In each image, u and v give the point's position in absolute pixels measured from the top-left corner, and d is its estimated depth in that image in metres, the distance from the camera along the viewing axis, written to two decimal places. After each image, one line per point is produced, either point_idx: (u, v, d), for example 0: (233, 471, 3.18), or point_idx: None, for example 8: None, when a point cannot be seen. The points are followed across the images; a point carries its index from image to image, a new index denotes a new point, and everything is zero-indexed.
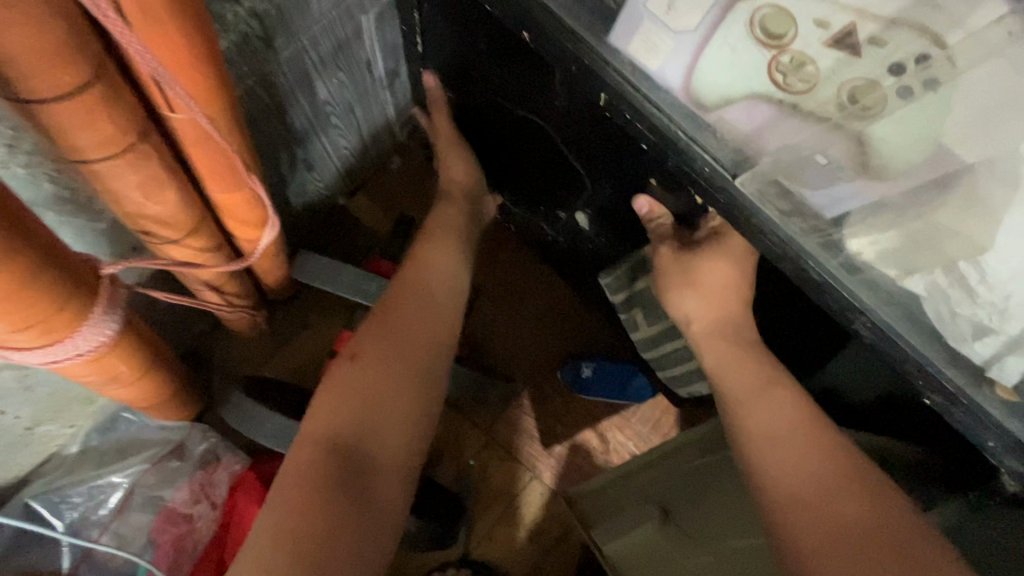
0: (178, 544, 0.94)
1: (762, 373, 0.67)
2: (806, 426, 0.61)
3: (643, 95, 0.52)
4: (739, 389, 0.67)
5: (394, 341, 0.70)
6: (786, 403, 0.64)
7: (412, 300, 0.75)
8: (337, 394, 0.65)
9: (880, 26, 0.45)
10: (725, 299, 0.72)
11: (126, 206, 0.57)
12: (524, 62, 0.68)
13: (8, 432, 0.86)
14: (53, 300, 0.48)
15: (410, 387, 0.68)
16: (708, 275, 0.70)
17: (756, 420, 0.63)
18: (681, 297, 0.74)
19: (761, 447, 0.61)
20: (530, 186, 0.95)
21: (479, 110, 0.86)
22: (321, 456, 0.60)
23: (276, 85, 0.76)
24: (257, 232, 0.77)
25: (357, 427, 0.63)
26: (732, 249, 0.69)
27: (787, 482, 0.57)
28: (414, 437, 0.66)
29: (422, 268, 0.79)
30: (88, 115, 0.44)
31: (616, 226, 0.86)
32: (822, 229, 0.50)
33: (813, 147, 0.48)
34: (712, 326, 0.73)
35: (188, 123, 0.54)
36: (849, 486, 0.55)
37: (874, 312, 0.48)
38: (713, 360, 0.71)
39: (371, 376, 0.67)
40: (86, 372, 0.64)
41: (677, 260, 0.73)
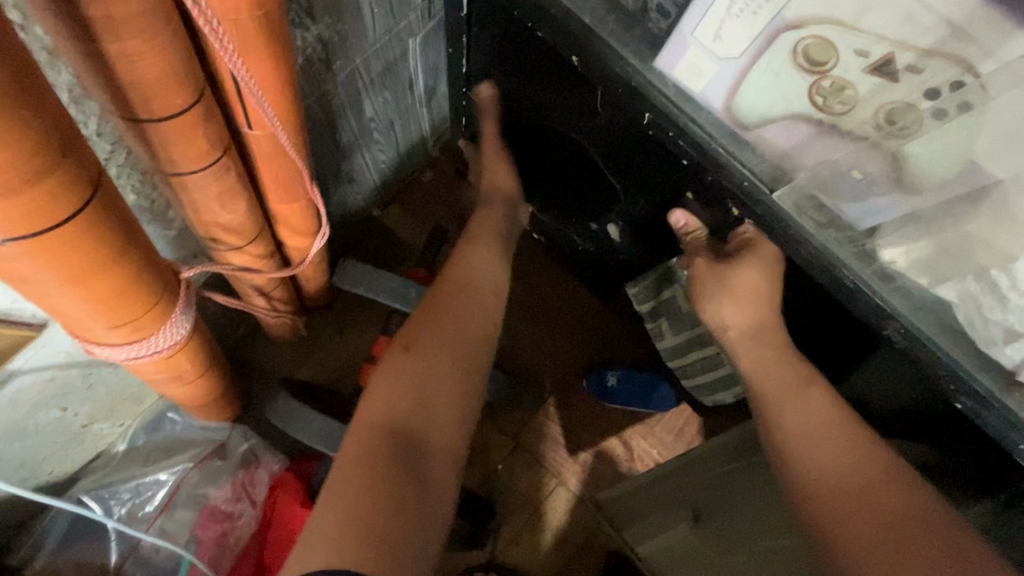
0: (220, 541, 0.98)
1: (795, 374, 0.70)
2: (842, 424, 0.64)
3: (687, 114, 0.56)
4: (775, 388, 0.69)
5: (446, 336, 0.75)
6: (820, 403, 0.66)
7: (462, 299, 0.80)
8: (391, 381, 0.69)
9: (917, 56, 0.48)
10: (760, 305, 0.73)
11: (203, 214, 0.62)
12: (567, 81, 0.72)
13: (66, 429, 0.90)
14: (146, 300, 0.53)
15: (461, 380, 0.72)
16: (744, 281, 0.72)
17: (794, 418, 0.66)
18: (719, 304, 0.75)
19: (800, 444, 0.63)
20: (560, 197, 0.98)
21: (521, 126, 0.93)
22: (382, 435, 0.63)
23: (332, 103, 0.81)
24: (306, 241, 0.81)
25: (413, 413, 0.66)
26: (765, 253, 0.70)
27: (829, 476, 0.59)
28: (462, 429, 0.70)
29: (465, 270, 0.83)
30: (189, 131, 0.49)
31: (650, 240, 0.89)
32: (855, 239, 0.54)
33: (849, 163, 0.53)
34: (747, 329, 0.74)
35: (264, 139, 0.59)
36: (890, 479, 0.57)
37: (906, 318, 0.51)
38: (749, 363, 0.73)
39: (422, 366, 0.71)
40: (155, 369, 0.68)
41: (712, 268, 0.74)
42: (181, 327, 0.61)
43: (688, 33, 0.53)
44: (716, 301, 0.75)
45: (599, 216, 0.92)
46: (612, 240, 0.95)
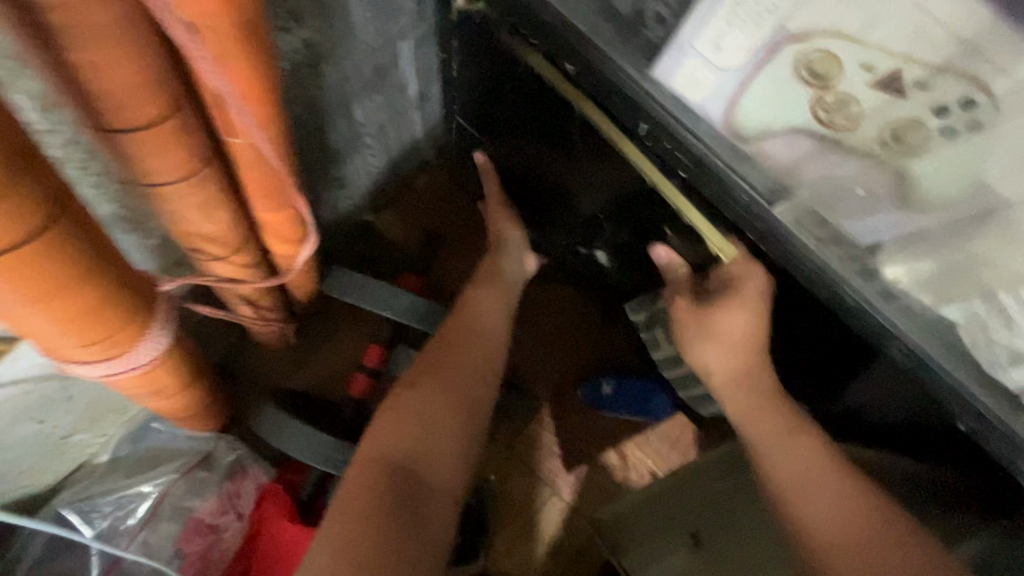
0: (205, 556, 0.96)
1: (781, 419, 0.69)
2: (833, 472, 0.64)
3: (684, 127, 0.54)
4: (767, 434, 0.68)
5: (448, 376, 0.77)
6: (812, 449, 0.66)
7: (465, 340, 0.82)
8: (397, 416, 0.71)
9: (927, 72, 0.48)
10: (747, 346, 0.73)
11: (183, 224, 0.60)
12: (552, 104, 0.72)
13: (46, 441, 0.88)
14: (121, 317, 0.51)
15: (460, 419, 0.75)
16: (727, 327, 0.72)
17: (786, 466, 0.65)
18: (701, 348, 0.75)
19: (795, 496, 0.63)
20: (550, 216, 0.98)
21: (509, 136, 0.90)
22: (383, 471, 0.66)
23: (320, 108, 0.79)
24: (295, 249, 0.79)
25: (414, 451, 0.69)
26: (748, 298, 0.67)
27: (827, 533, 0.60)
28: (462, 467, 0.72)
29: (470, 311, 0.86)
30: (164, 141, 0.47)
31: (635, 266, 0.91)
32: (858, 256, 0.52)
33: (854, 179, 0.51)
34: (730, 374, 0.74)
35: (245, 147, 0.57)
36: (886, 533, 0.58)
37: (910, 338, 0.50)
38: (737, 411, 0.72)
39: (427, 403, 0.73)
40: (134, 384, 0.66)
41: (695, 310, 0.75)
42: (160, 342, 0.59)
43: (688, 43, 0.52)
44: (700, 346, 0.76)
45: (588, 243, 0.95)
46: (601, 264, 0.98)
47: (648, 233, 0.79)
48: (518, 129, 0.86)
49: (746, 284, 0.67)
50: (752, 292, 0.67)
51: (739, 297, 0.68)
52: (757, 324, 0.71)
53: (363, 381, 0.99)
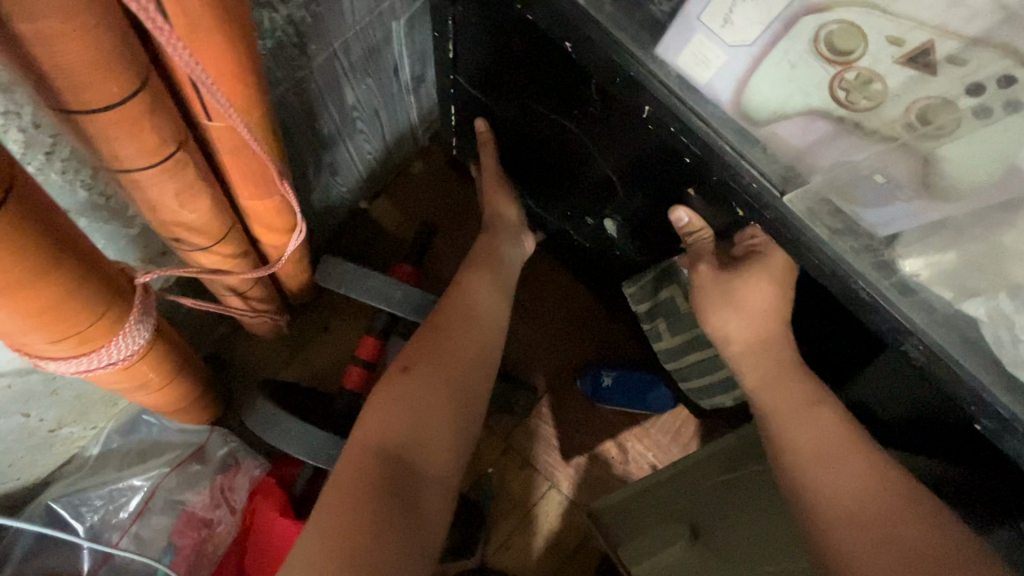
0: (198, 549, 0.94)
1: (806, 390, 0.67)
2: (856, 444, 0.61)
3: (690, 109, 0.51)
4: (786, 405, 0.67)
5: (444, 362, 0.74)
6: (832, 421, 0.64)
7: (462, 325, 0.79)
8: (389, 402, 0.69)
9: (961, 45, 0.43)
10: (771, 318, 0.70)
11: (161, 213, 0.57)
12: (555, 67, 0.67)
13: (32, 434, 0.86)
14: (91, 312, 0.48)
15: (455, 407, 0.72)
16: (752, 298, 0.69)
17: (802, 437, 0.63)
18: (721, 316, 0.72)
19: (814, 464, 0.61)
20: (555, 184, 0.92)
21: (509, 117, 0.86)
22: (374, 458, 0.64)
23: (308, 91, 0.76)
24: (283, 238, 0.76)
25: (407, 438, 0.67)
26: (775, 270, 0.67)
27: (844, 499, 0.57)
28: (455, 455, 0.70)
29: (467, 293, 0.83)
30: (132, 125, 0.44)
31: (643, 243, 0.86)
32: (875, 248, 0.49)
33: (875, 166, 0.47)
34: (748, 344, 0.71)
35: (225, 131, 0.54)
36: (909, 505, 0.55)
37: (926, 334, 0.47)
38: (753, 381, 0.71)
39: (419, 389, 0.71)
40: (115, 380, 0.64)
41: (718, 278, 0.70)
42: (139, 336, 0.56)
43: (695, 17, 0.48)
44: (719, 315, 0.72)
45: (595, 211, 0.88)
46: (608, 235, 0.91)
47: (666, 199, 0.71)
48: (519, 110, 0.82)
49: (772, 257, 0.67)
50: (777, 265, 0.67)
51: (767, 268, 0.67)
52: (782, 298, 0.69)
53: (358, 374, 0.99)
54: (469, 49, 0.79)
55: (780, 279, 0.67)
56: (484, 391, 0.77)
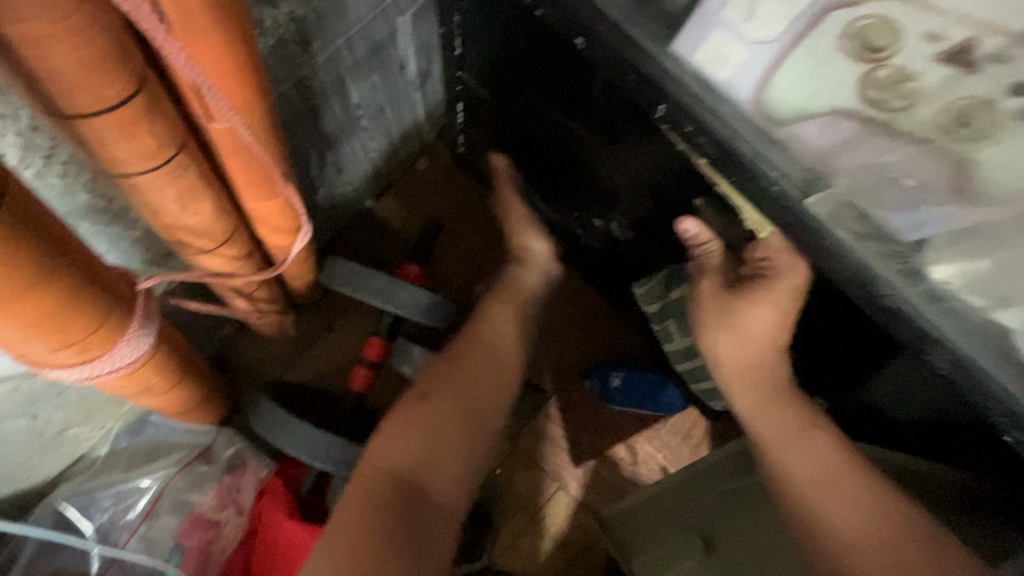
0: (206, 550, 0.93)
1: (796, 415, 0.66)
2: (848, 467, 0.61)
3: (706, 108, 0.49)
4: (778, 433, 0.66)
5: (459, 389, 0.74)
6: (826, 444, 0.63)
7: (479, 351, 0.79)
8: (405, 426, 0.69)
9: (1005, 41, 0.41)
10: (772, 343, 0.68)
11: (161, 217, 0.56)
12: (563, 64, 0.65)
13: (40, 436, 0.85)
14: (92, 319, 0.47)
15: (469, 437, 0.72)
16: (753, 321, 0.67)
17: (797, 466, 0.63)
18: (716, 337, 0.71)
19: (810, 495, 0.61)
20: (563, 184, 0.90)
21: (516, 115, 0.84)
22: (385, 481, 0.65)
23: (311, 89, 0.74)
24: (289, 239, 0.75)
25: (418, 465, 0.67)
26: (784, 293, 0.63)
27: (845, 532, 0.58)
28: (466, 484, 0.71)
29: (488, 319, 0.83)
30: (129, 128, 0.43)
31: (653, 244, 0.83)
32: (902, 254, 0.46)
33: (903, 170, 0.45)
34: (741, 368, 0.70)
35: (226, 133, 0.52)
36: (907, 529, 0.56)
37: (958, 346, 0.44)
38: (745, 406, 0.70)
39: (436, 416, 0.71)
40: (119, 384, 0.63)
41: (719, 298, 0.70)
42: (142, 341, 0.55)
43: (715, 12, 0.46)
44: (716, 338, 0.71)
45: (602, 213, 0.86)
46: (614, 235, 0.89)
47: (675, 204, 0.69)
48: (526, 110, 0.80)
49: (786, 278, 0.62)
50: (789, 288, 0.62)
51: (774, 292, 0.64)
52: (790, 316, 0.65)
53: (363, 375, 0.95)
54: (475, 46, 0.77)
55: (787, 303, 0.64)
56: (498, 420, 0.76)
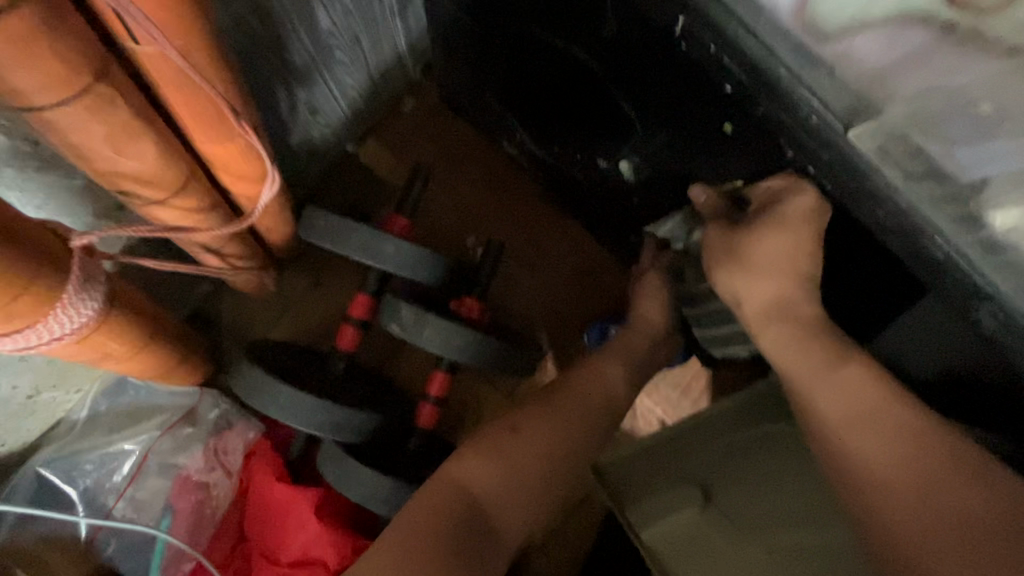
0: (197, 512, 0.92)
1: (824, 349, 0.56)
2: (889, 410, 0.50)
3: (736, 19, 0.40)
4: (804, 368, 0.56)
5: (555, 434, 0.70)
6: (863, 380, 0.53)
7: (584, 403, 0.74)
8: (489, 453, 0.67)
9: None
10: (792, 276, 0.59)
11: (94, 161, 0.48)
12: None
13: (8, 402, 0.80)
14: (15, 282, 0.41)
15: (548, 478, 0.69)
16: (766, 249, 0.59)
17: (832, 408, 0.53)
18: (728, 276, 0.62)
19: (836, 429, 0.52)
20: (564, 123, 0.80)
21: (508, 43, 0.73)
22: (459, 502, 0.64)
23: (270, 12, 0.64)
24: (256, 188, 0.67)
25: (492, 498, 0.65)
26: (794, 221, 0.54)
27: (885, 481, 0.48)
28: (532, 520, 0.69)
29: (596, 372, 0.77)
30: (22, 50, 0.35)
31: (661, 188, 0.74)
32: (959, 197, 0.39)
33: (979, 93, 0.38)
34: (766, 305, 0.61)
35: (158, 58, 0.44)
36: (963, 481, 0.46)
37: (1011, 301, 0.38)
38: (771, 342, 0.60)
39: (525, 452, 0.68)
40: (73, 352, 0.57)
41: (728, 241, 0.62)
42: (87, 306, 0.50)
43: None
44: (730, 275, 0.62)
45: (609, 151, 0.76)
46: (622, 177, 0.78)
47: (691, 139, 0.60)
48: (518, 40, 0.71)
49: (794, 201, 0.53)
50: (799, 212, 0.54)
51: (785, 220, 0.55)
52: (814, 245, 0.57)
53: (352, 333, 0.90)
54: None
55: (800, 231, 0.56)
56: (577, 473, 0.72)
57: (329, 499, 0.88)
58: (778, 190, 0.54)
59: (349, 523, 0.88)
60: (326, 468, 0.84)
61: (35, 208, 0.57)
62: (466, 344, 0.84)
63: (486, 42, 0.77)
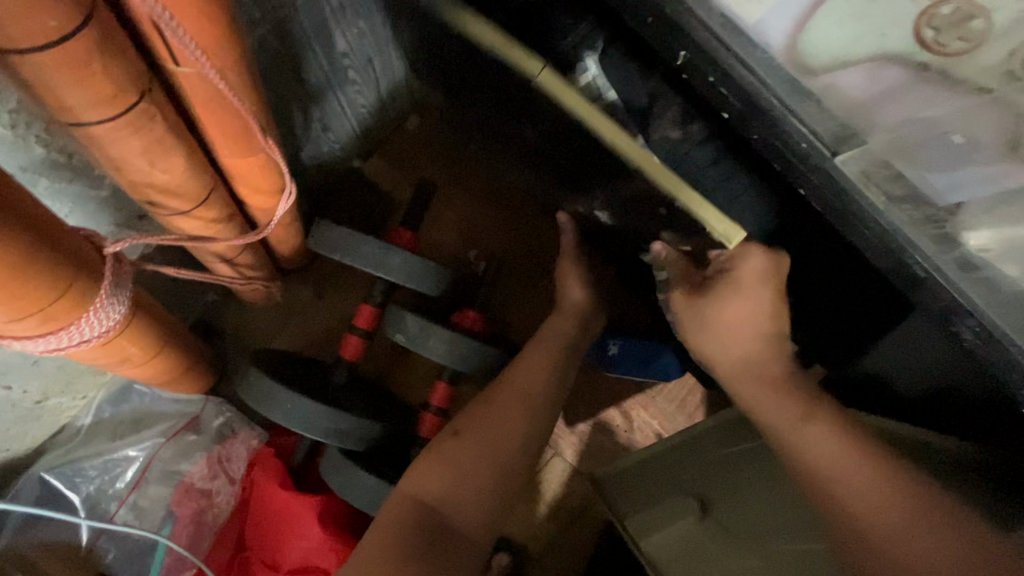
0: (198, 519, 0.93)
1: (796, 404, 0.59)
2: (860, 457, 0.54)
3: (733, 54, 0.44)
4: (782, 422, 0.59)
5: (491, 430, 0.73)
6: (835, 433, 0.56)
7: (511, 398, 0.77)
8: (436, 460, 0.70)
9: None
10: (755, 338, 0.63)
11: (127, 173, 0.51)
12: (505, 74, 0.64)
13: (16, 407, 0.81)
14: (54, 284, 0.44)
15: (497, 478, 0.71)
16: (731, 315, 0.63)
17: (808, 456, 0.56)
18: (702, 343, 0.66)
19: (822, 478, 0.55)
20: (544, 164, 0.83)
21: (478, 93, 0.79)
22: (413, 510, 0.66)
23: (291, 33, 0.67)
24: (272, 200, 0.69)
25: (444, 499, 0.68)
26: (748, 283, 0.61)
27: (864, 519, 0.52)
28: (491, 516, 0.70)
29: (517, 368, 0.80)
30: (79, 71, 0.38)
31: (625, 225, 0.77)
32: (937, 219, 0.43)
33: (950, 126, 0.43)
34: (743, 364, 0.64)
35: (196, 79, 0.47)
36: (929, 518, 0.50)
37: (983, 313, 0.42)
38: (747, 400, 0.63)
39: (469, 451, 0.71)
40: (94, 356, 0.59)
41: (693, 307, 0.66)
42: (114, 311, 0.52)
43: None
44: (703, 342, 0.66)
45: (584, 199, 0.81)
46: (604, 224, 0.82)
47: (650, 204, 0.64)
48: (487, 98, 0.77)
49: (749, 262, 0.61)
50: (750, 275, 0.61)
51: (739, 283, 0.61)
52: (776, 305, 0.62)
53: (356, 343, 0.93)
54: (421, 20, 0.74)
55: (757, 292, 0.61)
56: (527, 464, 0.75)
57: (330, 506, 0.89)
58: (728, 258, 0.62)
59: (351, 530, 0.89)
60: (329, 474, 0.85)
61: (63, 216, 0.59)
62: (470, 355, 0.86)
63: (461, 78, 0.80)
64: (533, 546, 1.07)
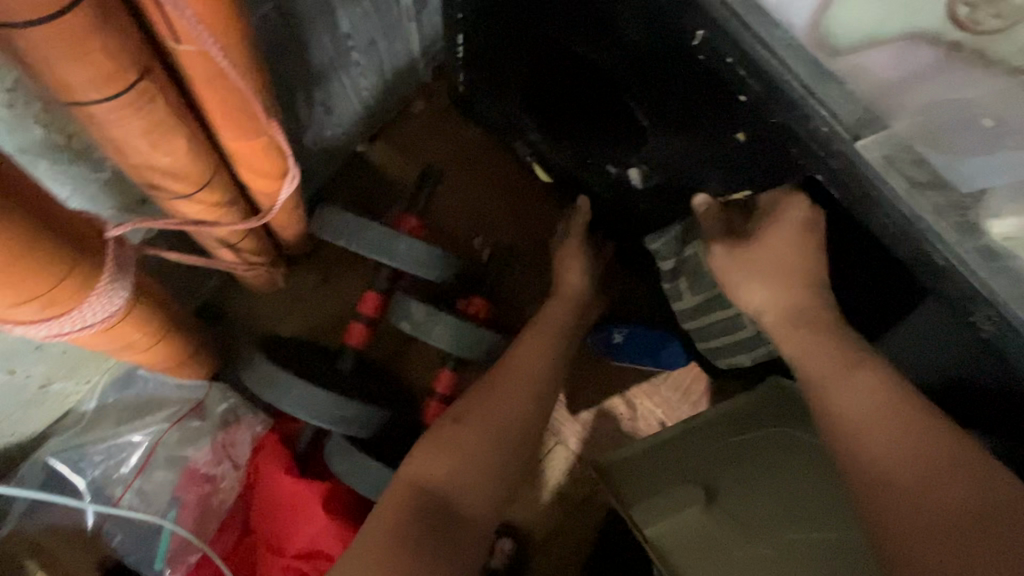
0: (203, 503, 0.93)
1: (840, 352, 0.58)
2: (899, 409, 0.52)
3: (753, 34, 0.43)
4: (821, 370, 0.58)
5: (495, 416, 0.73)
6: (874, 385, 0.55)
7: (513, 385, 0.76)
8: (441, 446, 0.70)
9: None
10: (794, 284, 0.61)
11: (129, 155, 0.50)
12: None
13: (21, 391, 0.81)
14: (55, 268, 0.44)
15: (502, 463, 0.71)
16: (773, 256, 0.61)
17: (842, 406, 0.55)
18: (743, 287, 0.64)
19: (853, 428, 0.53)
20: None
21: (508, 49, 0.78)
22: (418, 498, 0.66)
23: (296, 13, 0.66)
24: (274, 184, 0.68)
25: (448, 487, 0.68)
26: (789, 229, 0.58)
27: (886, 462, 0.50)
28: (495, 499, 0.70)
29: (517, 353, 0.79)
30: (79, 47, 0.37)
31: (673, 183, 0.73)
32: (959, 204, 0.42)
33: (978, 108, 0.44)
34: (785, 311, 0.62)
35: (197, 57, 0.46)
36: (957, 470, 0.48)
37: (1011, 307, 0.40)
38: (794, 349, 0.61)
39: (473, 437, 0.70)
40: (97, 340, 0.59)
41: (731, 257, 0.64)
42: (116, 296, 0.52)
43: None
44: (738, 287, 0.64)
45: (618, 157, 0.77)
46: (631, 185, 0.80)
47: (702, 147, 0.61)
48: (532, 47, 0.73)
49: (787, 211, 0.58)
50: (792, 222, 0.58)
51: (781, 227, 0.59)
52: (812, 260, 0.60)
53: (361, 330, 0.91)
54: None
55: (800, 239, 0.59)
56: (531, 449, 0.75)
57: (336, 492, 0.89)
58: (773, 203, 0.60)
59: (357, 518, 0.89)
60: (333, 461, 0.85)
61: (64, 199, 0.59)
62: (472, 341, 0.85)
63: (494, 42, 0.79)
64: (536, 532, 1.07)
